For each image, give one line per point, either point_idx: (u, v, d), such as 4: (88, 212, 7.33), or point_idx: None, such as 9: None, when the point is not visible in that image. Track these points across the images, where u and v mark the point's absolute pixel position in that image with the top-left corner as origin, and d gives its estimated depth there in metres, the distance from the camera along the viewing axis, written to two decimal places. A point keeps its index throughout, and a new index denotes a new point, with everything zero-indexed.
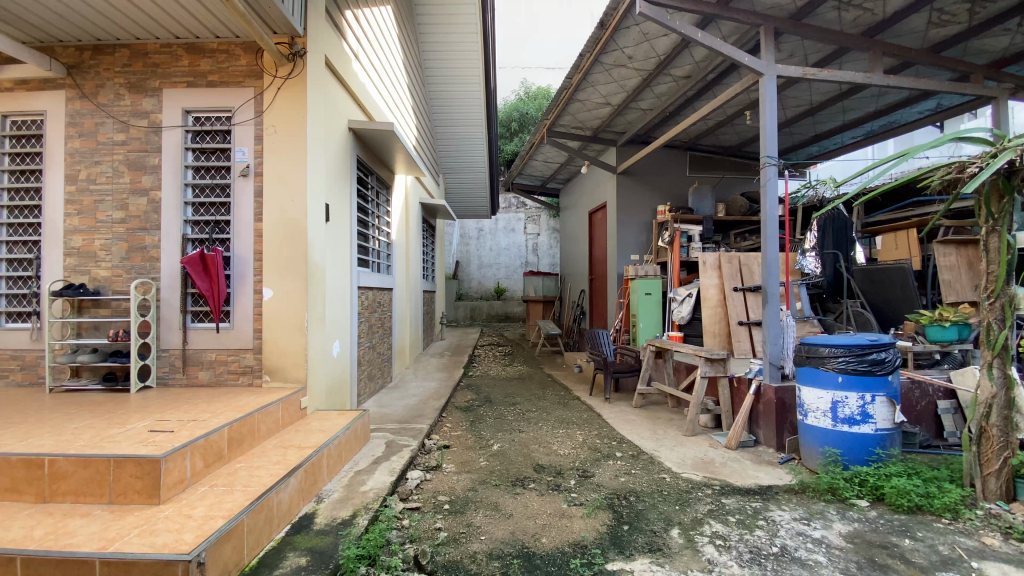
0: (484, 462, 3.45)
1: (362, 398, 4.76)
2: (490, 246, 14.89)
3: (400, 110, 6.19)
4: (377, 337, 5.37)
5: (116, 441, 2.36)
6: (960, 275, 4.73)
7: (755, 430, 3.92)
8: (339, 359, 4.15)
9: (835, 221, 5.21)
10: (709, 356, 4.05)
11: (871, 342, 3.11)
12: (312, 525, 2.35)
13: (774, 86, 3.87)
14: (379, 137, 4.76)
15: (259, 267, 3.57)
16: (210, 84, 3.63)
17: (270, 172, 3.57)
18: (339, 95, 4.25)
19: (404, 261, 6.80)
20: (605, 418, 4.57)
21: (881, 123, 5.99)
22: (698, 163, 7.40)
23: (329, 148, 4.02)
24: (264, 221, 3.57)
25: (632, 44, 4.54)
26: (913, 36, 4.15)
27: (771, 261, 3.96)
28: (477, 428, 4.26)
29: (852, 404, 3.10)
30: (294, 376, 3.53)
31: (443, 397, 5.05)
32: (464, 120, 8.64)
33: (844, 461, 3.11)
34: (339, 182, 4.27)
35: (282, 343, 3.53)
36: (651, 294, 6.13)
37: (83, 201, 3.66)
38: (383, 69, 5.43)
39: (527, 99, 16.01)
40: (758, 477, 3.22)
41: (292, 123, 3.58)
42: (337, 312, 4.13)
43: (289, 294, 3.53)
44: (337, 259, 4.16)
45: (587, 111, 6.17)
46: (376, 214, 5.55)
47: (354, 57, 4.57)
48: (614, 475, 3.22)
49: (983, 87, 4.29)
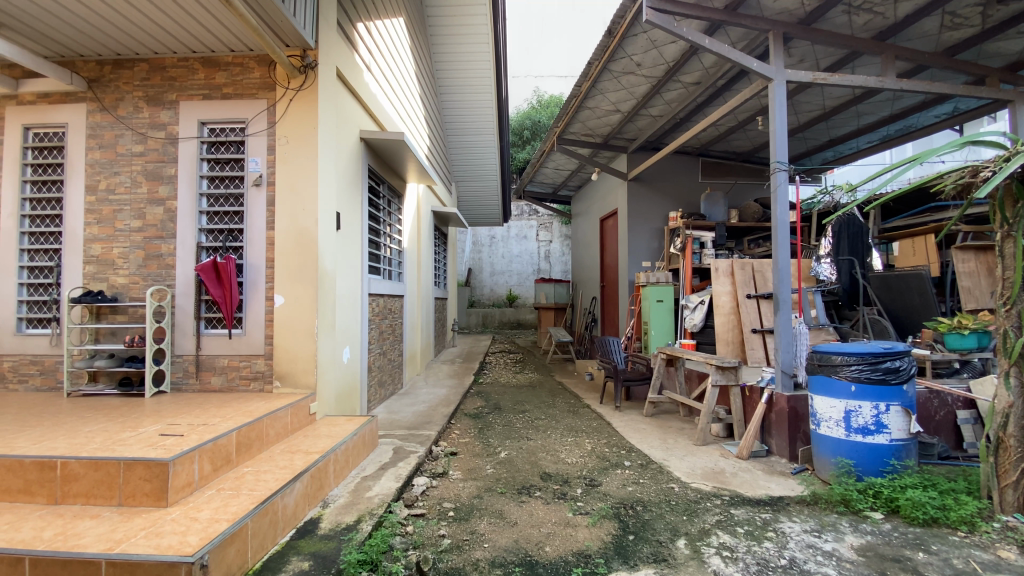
0: (491, 469, 3.44)
1: (372, 404, 4.80)
2: (502, 253, 14.94)
3: (412, 118, 6.26)
4: (388, 343, 5.40)
5: (126, 444, 2.41)
6: (980, 282, 4.61)
7: (768, 439, 3.85)
8: (349, 365, 4.19)
9: (850, 227, 5.29)
10: (720, 364, 4.00)
11: (885, 350, 3.04)
12: (317, 529, 2.37)
13: (783, 91, 3.84)
14: (389, 146, 4.83)
15: (271, 274, 3.63)
16: (225, 96, 3.73)
17: (282, 181, 3.63)
18: (351, 105, 4.32)
19: (416, 268, 6.85)
20: (614, 427, 4.53)
21: (897, 127, 5.87)
22: (711, 169, 7.33)
23: (340, 157, 4.08)
24: (275, 229, 3.63)
25: (640, 51, 4.55)
26: (926, 40, 4.09)
27: (783, 268, 3.89)
28: (485, 435, 4.25)
29: (866, 413, 3.03)
30: (304, 382, 3.57)
31: (452, 404, 5.06)
32: (475, 129, 8.72)
33: (858, 473, 3.04)
34: (351, 191, 4.33)
35: (292, 349, 3.57)
36: (662, 301, 6.06)
37: (102, 211, 3.77)
38: (394, 79, 5.52)
39: (540, 106, 16.09)
40: (770, 487, 3.16)
41: (303, 133, 3.65)
42: (347, 318, 4.18)
43: (299, 300, 3.58)
44: (347, 266, 4.22)
45: (597, 118, 6.18)
46: (387, 222, 5.60)
47: (365, 68, 4.66)
48: (621, 485, 3.19)
49: (1000, 91, 4.20)
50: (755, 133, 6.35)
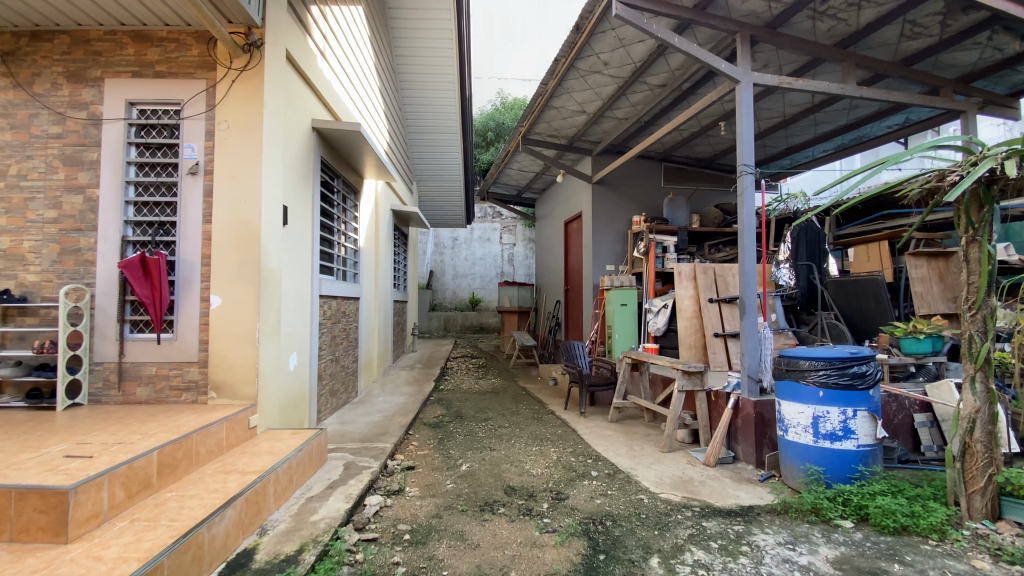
0: (451, 484, 3.20)
1: (323, 414, 4.47)
2: (465, 255, 14.67)
3: (370, 112, 5.95)
4: (341, 349, 5.06)
5: (21, 469, 2.05)
6: (932, 287, 4.74)
7: (734, 445, 3.77)
8: (296, 372, 3.86)
9: (808, 232, 5.28)
10: (686, 368, 3.89)
11: (852, 355, 3.02)
12: (251, 563, 2.08)
13: (750, 93, 3.78)
14: (344, 138, 4.54)
15: (208, 272, 3.28)
16: (157, 75, 3.36)
17: (221, 170, 3.29)
18: (302, 92, 4.02)
19: (374, 269, 6.53)
20: (580, 434, 4.37)
21: (851, 136, 6.02)
22: (673, 174, 7.34)
23: (289, 148, 3.77)
24: (212, 223, 3.28)
25: (608, 50, 4.45)
26: (885, 49, 4.19)
27: (748, 271, 3.79)
28: (445, 446, 4.02)
29: (833, 419, 2.99)
30: (243, 393, 3.23)
31: (411, 412, 4.79)
32: (437, 127, 8.46)
33: (826, 479, 2.99)
34: (300, 184, 4.01)
35: (231, 356, 3.22)
36: (626, 304, 6.00)
37: (11, 199, 3.32)
38: (351, 68, 5.22)
39: (504, 108, 15.97)
40: (739, 496, 3.07)
41: (246, 118, 3.33)
42: (294, 321, 3.85)
43: (240, 303, 3.25)
44: (295, 265, 3.89)
45: (563, 119, 6.06)
46: (341, 219, 5.28)
47: (319, 54, 4.36)
48: (589, 497, 3.02)
49: (952, 102, 4.40)
50: (717, 139, 6.38)
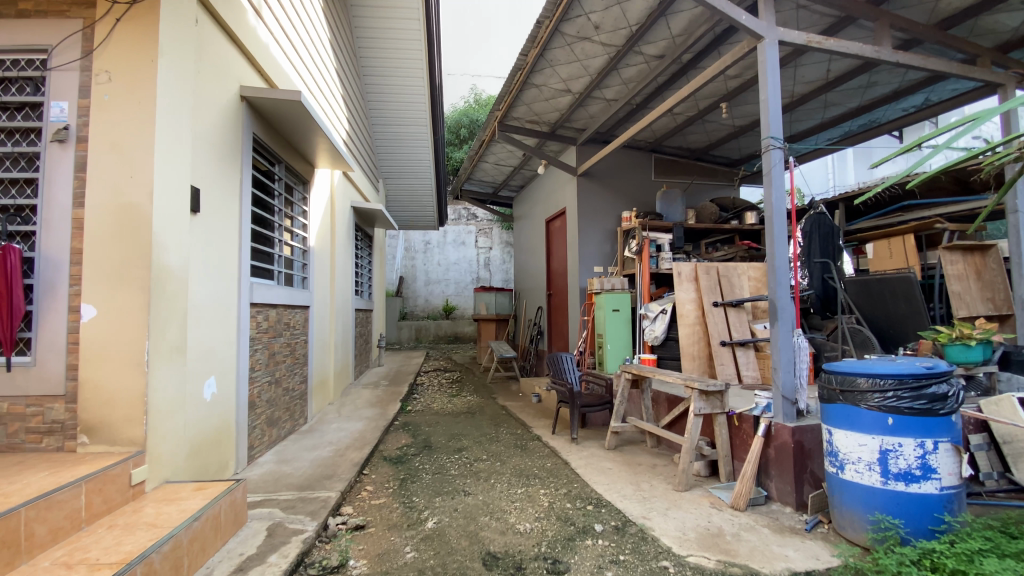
0: (412, 553, 2.41)
1: (257, 451, 3.63)
2: (438, 260, 13.84)
3: (323, 88, 5.12)
4: (284, 369, 4.20)
5: None
6: (969, 287, 4.21)
7: (765, 482, 3.05)
8: (214, 404, 3.01)
9: (822, 226, 4.54)
10: (704, 387, 3.16)
11: (927, 372, 2.34)
12: None
13: (776, 52, 3.14)
14: (283, 111, 3.73)
15: (79, 274, 2.42)
16: (20, 14, 2.54)
17: (98, 138, 2.46)
18: (224, 49, 3.21)
19: (330, 273, 5.68)
20: (573, 468, 3.62)
21: (861, 121, 5.51)
22: (664, 167, 6.73)
23: (201, 113, 2.93)
24: (86, 207, 2.44)
25: (601, 9, 3.78)
26: (920, 10, 3.70)
27: (781, 269, 3.10)
28: (406, 490, 3.23)
29: (908, 454, 2.32)
30: (125, 437, 2.35)
31: (367, 445, 3.96)
32: (403, 115, 7.62)
33: (904, 535, 2.30)
34: (220, 164, 3.17)
35: (108, 388, 2.36)
36: (619, 310, 5.30)
37: None
38: (297, 33, 4.40)
39: (477, 105, 15.33)
40: (789, 557, 2.35)
41: (132, 66, 2.49)
42: (210, 337, 3.00)
43: (121, 315, 2.40)
44: (211, 266, 3.04)
45: (544, 100, 5.36)
46: (285, 213, 4.46)
47: (253, 10, 3.57)
48: (594, 569, 2.26)
49: (991, 72, 3.84)
50: (715, 125, 5.79)
